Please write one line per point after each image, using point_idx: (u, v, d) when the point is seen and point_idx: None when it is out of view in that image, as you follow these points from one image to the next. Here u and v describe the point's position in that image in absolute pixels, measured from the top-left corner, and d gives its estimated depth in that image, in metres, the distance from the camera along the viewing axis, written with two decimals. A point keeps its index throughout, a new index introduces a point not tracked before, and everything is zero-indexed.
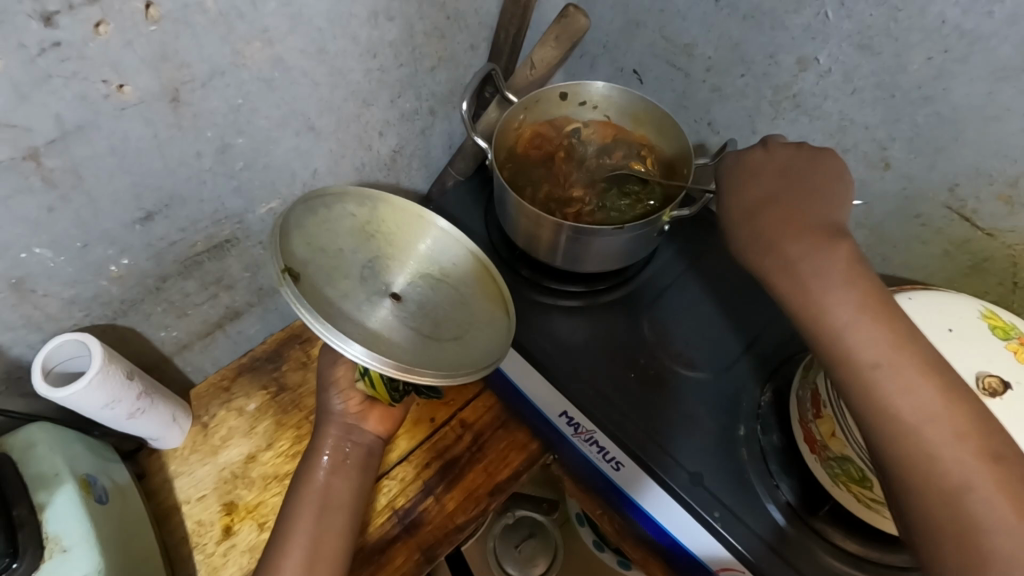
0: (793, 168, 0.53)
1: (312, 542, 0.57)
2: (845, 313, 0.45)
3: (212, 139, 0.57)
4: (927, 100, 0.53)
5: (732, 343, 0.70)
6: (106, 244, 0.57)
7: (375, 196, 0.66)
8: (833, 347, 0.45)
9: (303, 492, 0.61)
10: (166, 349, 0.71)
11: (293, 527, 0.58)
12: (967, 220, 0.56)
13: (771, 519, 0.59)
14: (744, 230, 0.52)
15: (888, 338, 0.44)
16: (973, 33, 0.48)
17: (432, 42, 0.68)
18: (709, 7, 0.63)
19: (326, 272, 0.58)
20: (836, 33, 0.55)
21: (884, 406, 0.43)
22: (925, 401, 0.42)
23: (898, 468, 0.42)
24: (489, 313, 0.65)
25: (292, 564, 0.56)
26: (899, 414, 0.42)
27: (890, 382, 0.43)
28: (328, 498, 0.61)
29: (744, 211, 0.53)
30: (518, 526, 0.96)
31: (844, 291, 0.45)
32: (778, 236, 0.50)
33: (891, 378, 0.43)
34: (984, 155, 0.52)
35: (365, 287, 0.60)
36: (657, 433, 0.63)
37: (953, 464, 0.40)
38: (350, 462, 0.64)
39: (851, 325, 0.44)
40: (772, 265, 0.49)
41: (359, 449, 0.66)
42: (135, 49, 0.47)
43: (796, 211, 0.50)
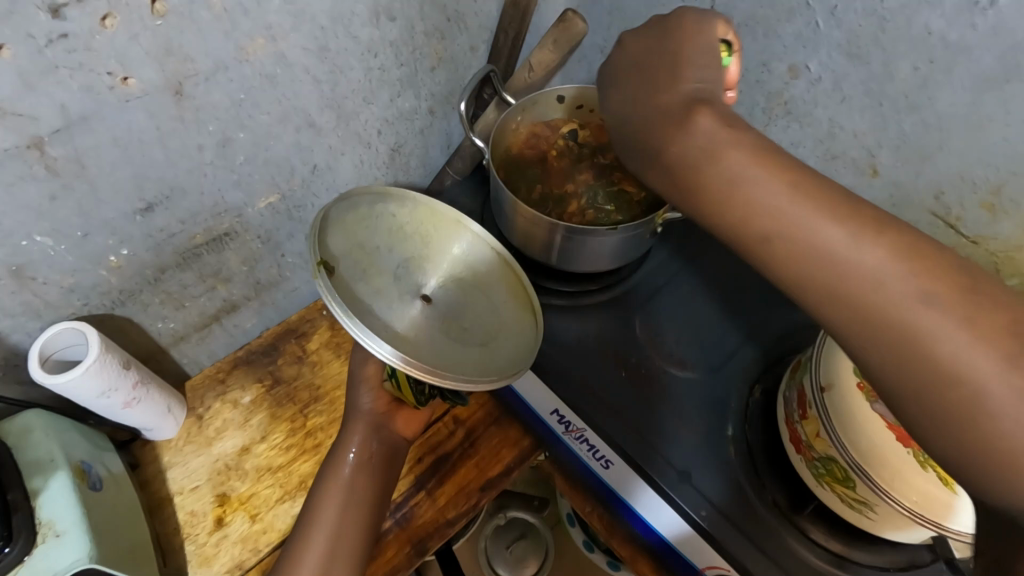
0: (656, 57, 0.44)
1: (330, 544, 0.58)
2: (766, 190, 0.36)
3: (213, 132, 0.58)
4: (914, 108, 0.54)
5: (723, 344, 0.71)
6: (106, 234, 0.57)
7: (417, 199, 0.68)
8: (760, 232, 0.36)
9: (328, 488, 0.61)
10: (163, 340, 0.72)
11: (313, 530, 0.59)
12: (952, 227, 0.58)
13: (758, 518, 0.60)
14: (649, 136, 0.41)
15: (807, 207, 0.35)
16: (958, 44, 0.49)
17: (433, 43, 0.70)
18: (704, 14, 0.65)
19: (361, 269, 0.61)
20: (826, 42, 0.56)
21: (838, 288, 0.34)
22: (872, 266, 0.33)
23: (885, 360, 0.33)
24: (517, 321, 0.66)
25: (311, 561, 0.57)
26: (853, 297, 0.33)
27: (830, 245, 0.34)
28: (349, 497, 0.61)
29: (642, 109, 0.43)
30: (510, 526, 0.96)
31: (757, 167, 0.37)
32: (676, 140, 0.40)
33: (821, 251, 0.34)
34: (968, 163, 0.54)
35: (397, 288, 0.62)
36: (647, 430, 0.64)
37: (918, 320, 0.31)
38: (377, 458, 0.64)
39: (771, 200, 0.36)
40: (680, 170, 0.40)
41: (385, 446, 0.66)
42: (140, 42, 0.48)
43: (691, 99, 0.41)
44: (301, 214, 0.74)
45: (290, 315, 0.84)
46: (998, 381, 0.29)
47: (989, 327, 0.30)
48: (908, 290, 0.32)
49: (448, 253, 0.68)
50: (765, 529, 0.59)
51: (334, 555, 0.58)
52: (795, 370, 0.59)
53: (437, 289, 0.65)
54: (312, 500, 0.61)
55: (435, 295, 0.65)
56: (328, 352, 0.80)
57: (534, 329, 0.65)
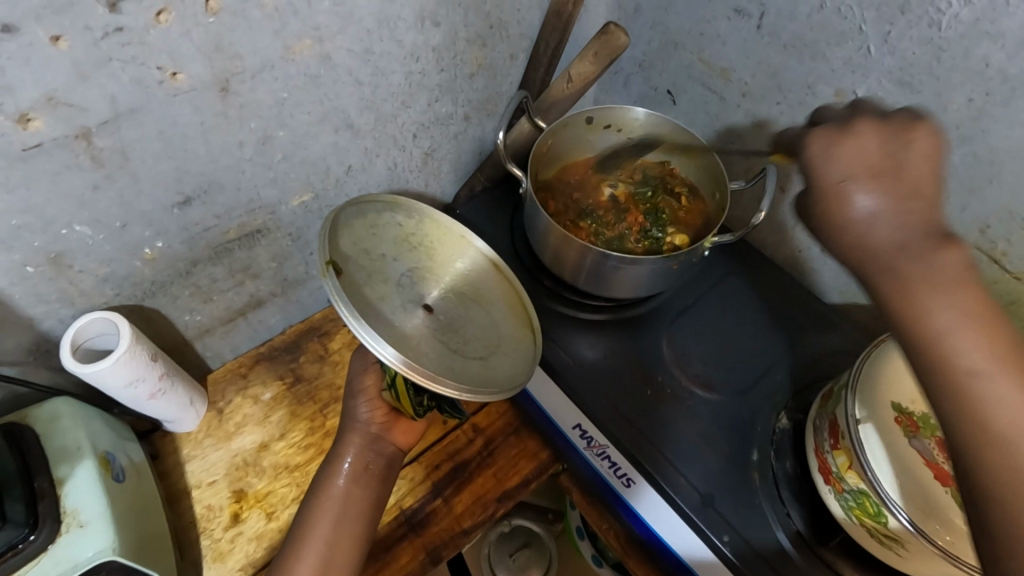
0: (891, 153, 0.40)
1: (324, 552, 0.57)
2: (963, 331, 0.34)
3: (255, 130, 0.58)
4: (964, 140, 0.53)
5: (749, 368, 0.70)
6: (143, 225, 0.57)
7: (424, 211, 0.69)
8: (943, 368, 0.35)
9: (322, 501, 0.60)
10: (189, 333, 0.72)
11: (306, 541, 0.58)
12: (995, 262, 0.57)
13: (781, 545, 0.59)
14: (848, 234, 0.39)
15: (989, 344, 0.34)
16: (1017, 78, 0.48)
17: (474, 49, 0.69)
18: (750, 33, 0.64)
19: (366, 274, 0.60)
20: (877, 68, 0.55)
21: (985, 414, 0.33)
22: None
23: (982, 486, 0.33)
24: (517, 337, 0.66)
25: (307, 565, 0.57)
26: (991, 425, 0.33)
27: (997, 392, 0.33)
28: (347, 504, 0.61)
29: (862, 214, 0.39)
30: (514, 535, 0.96)
31: (979, 318, 0.35)
32: (892, 238, 0.38)
33: (995, 386, 0.33)
34: (1018, 198, 0.52)
35: (401, 293, 0.61)
36: (668, 451, 0.64)
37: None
38: (372, 470, 0.64)
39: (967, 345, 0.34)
40: (891, 270, 0.37)
41: (382, 459, 0.65)
42: (192, 38, 0.48)
43: (905, 221, 0.38)
44: None
45: (313, 313, 0.84)
46: None
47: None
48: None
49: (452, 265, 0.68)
50: (794, 564, 0.58)
51: (328, 565, 0.57)
52: (827, 399, 0.58)
53: (440, 300, 0.64)
54: (307, 509, 0.61)
55: (438, 304, 0.63)
56: (349, 353, 0.80)
57: (532, 344, 0.65)
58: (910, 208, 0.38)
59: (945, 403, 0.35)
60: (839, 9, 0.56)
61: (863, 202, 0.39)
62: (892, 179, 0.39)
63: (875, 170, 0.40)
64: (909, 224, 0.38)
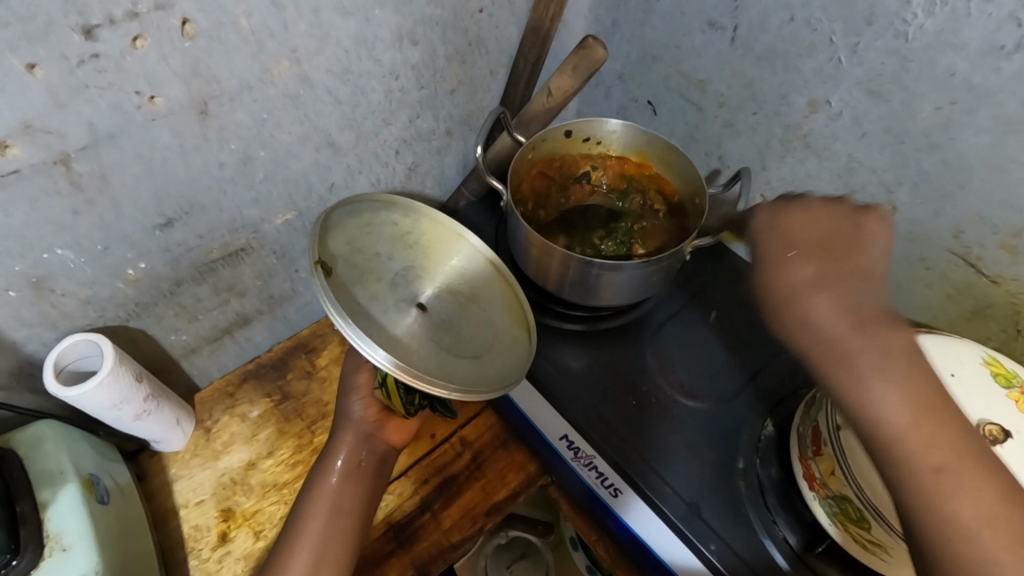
0: (840, 234, 0.47)
1: (315, 554, 0.57)
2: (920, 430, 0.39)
3: (235, 150, 0.59)
4: (934, 147, 0.54)
5: (734, 374, 0.70)
6: (125, 247, 0.58)
7: (421, 209, 0.69)
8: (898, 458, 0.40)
9: (314, 497, 0.60)
10: (174, 352, 0.72)
11: (298, 541, 0.57)
12: (971, 265, 0.57)
13: (767, 553, 0.59)
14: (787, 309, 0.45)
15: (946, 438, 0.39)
16: (981, 86, 0.49)
17: (453, 66, 0.70)
18: (725, 46, 0.65)
19: (358, 274, 0.61)
20: (847, 78, 0.56)
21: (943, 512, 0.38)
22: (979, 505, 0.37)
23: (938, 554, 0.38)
24: (513, 336, 0.66)
25: (298, 564, 0.56)
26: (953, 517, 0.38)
27: (957, 490, 0.38)
28: (338, 504, 0.60)
29: (798, 290, 0.45)
30: (511, 546, 0.95)
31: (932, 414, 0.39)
32: (821, 313, 0.43)
33: (950, 480, 0.38)
34: (988, 203, 0.53)
35: (394, 294, 0.62)
36: (656, 462, 0.64)
37: (992, 543, 0.37)
38: (365, 467, 0.64)
39: (890, 399, 0.40)
40: (829, 342, 0.42)
41: (374, 457, 0.65)
42: (169, 63, 0.49)
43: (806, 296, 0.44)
44: None
45: (300, 329, 0.85)
46: None
47: (989, 516, 0.37)
48: (983, 510, 0.37)
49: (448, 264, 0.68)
50: (782, 571, 0.58)
51: (317, 566, 0.56)
52: (809, 406, 0.58)
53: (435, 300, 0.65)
54: (297, 512, 0.60)
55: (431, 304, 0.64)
56: (337, 368, 0.80)
57: (528, 343, 0.65)
58: (844, 287, 0.44)
59: (904, 479, 0.39)
60: (807, 21, 0.56)
61: (803, 276, 0.45)
62: (831, 262, 0.45)
63: (818, 246, 0.46)
64: (847, 299, 0.43)
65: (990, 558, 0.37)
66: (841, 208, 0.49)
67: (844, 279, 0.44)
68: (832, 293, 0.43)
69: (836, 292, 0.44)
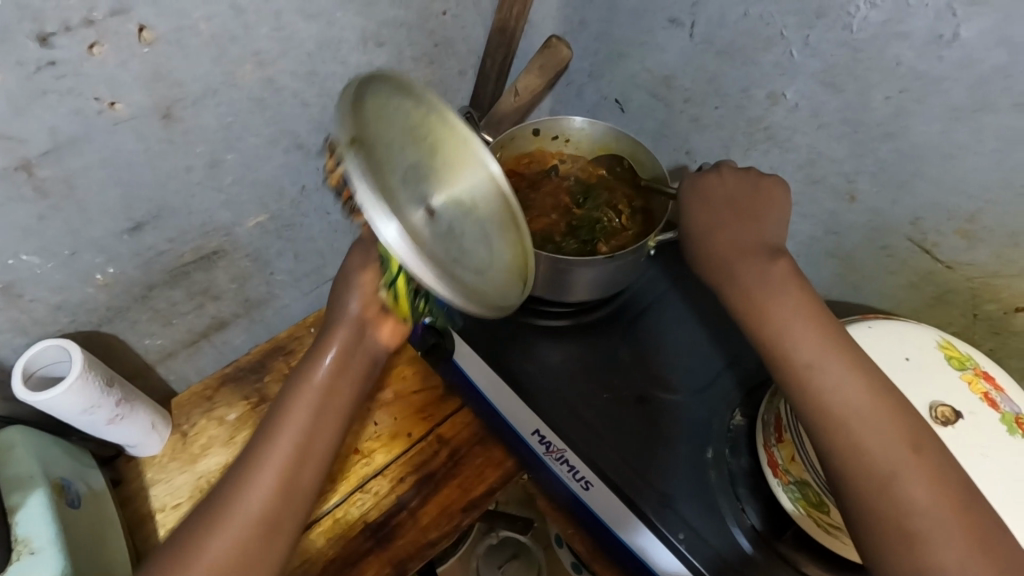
0: (740, 195, 0.58)
1: (282, 478, 0.50)
2: (799, 334, 0.49)
3: (202, 154, 0.59)
4: (888, 136, 0.55)
5: (706, 366, 0.71)
6: (94, 252, 0.58)
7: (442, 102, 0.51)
8: (788, 361, 0.49)
9: (302, 379, 0.53)
10: (150, 357, 0.73)
11: (285, 410, 0.52)
12: (929, 253, 0.58)
13: (736, 543, 0.60)
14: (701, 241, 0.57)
15: (820, 344, 0.49)
16: (927, 76, 0.50)
17: (422, 67, 0.71)
18: (686, 42, 0.66)
19: (373, 154, 0.44)
20: (802, 71, 0.57)
21: (824, 406, 0.47)
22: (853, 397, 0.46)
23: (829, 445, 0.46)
24: (502, 280, 0.53)
25: (283, 436, 0.50)
26: (829, 406, 0.47)
27: (831, 388, 0.47)
28: (331, 388, 0.53)
29: (709, 231, 0.57)
30: (503, 547, 0.93)
31: (806, 319, 0.50)
32: (726, 246, 0.55)
33: (826, 376, 0.47)
34: (942, 190, 0.54)
35: (406, 187, 0.46)
36: (628, 455, 0.64)
37: (877, 440, 0.45)
38: (343, 396, 0.54)
39: (788, 323, 0.50)
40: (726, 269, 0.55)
41: (365, 360, 0.56)
42: (130, 68, 0.50)
43: (724, 232, 0.56)
44: (290, 234, 0.75)
45: (279, 332, 0.85)
46: (913, 480, 0.43)
47: (871, 428, 0.45)
48: (856, 402, 0.46)
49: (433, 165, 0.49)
50: (749, 558, 0.59)
51: (289, 490, 0.50)
52: (773, 395, 0.59)
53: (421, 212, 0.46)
54: (290, 381, 0.54)
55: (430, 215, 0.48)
56: None
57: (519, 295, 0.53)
58: (745, 230, 0.55)
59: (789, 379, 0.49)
60: (761, 15, 0.57)
61: (708, 220, 0.57)
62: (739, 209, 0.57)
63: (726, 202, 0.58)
64: (745, 239, 0.55)
65: (876, 456, 0.44)
66: (743, 179, 0.58)
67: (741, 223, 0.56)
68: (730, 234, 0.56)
69: (734, 234, 0.56)
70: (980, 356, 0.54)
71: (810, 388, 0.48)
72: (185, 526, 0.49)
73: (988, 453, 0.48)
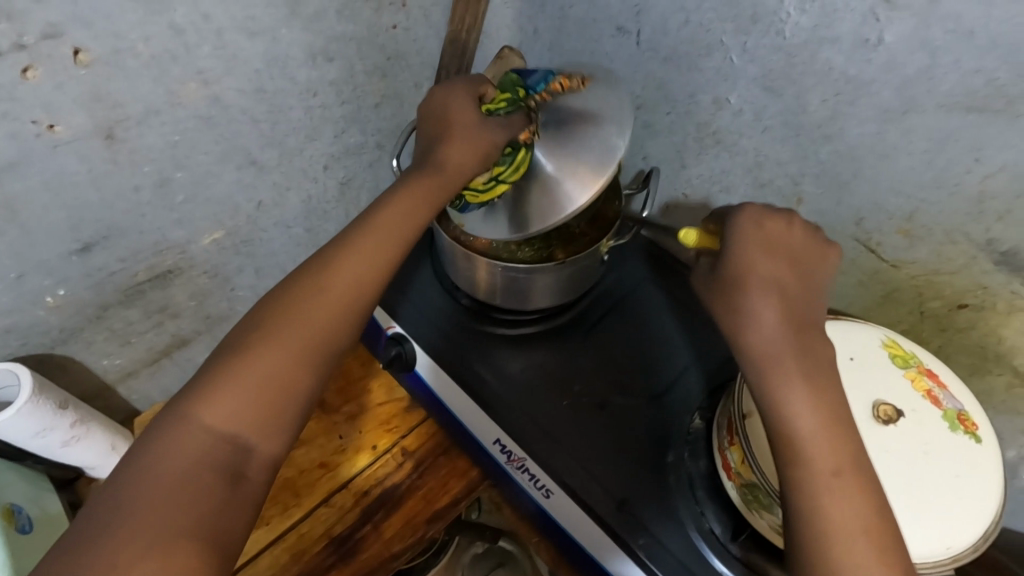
0: (795, 254, 0.44)
1: (250, 395, 0.41)
2: (811, 417, 0.40)
3: (150, 173, 0.59)
4: (827, 139, 0.55)
5: (666, 369, 0.71)
6: (42, 274, 0.58)
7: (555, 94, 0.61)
8: (790, 445, 0.40)
9: (303, 283, 0.46)
10: (110, 377, 0.72)
11: (279, 320, 0.44)
12: (874, 252, 0.59)
13: (694, 546, 0.60)
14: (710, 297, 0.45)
15: (835, 431, 0.39)
16: (858, 79, 0.50)
17: (375, 81, 0.71)
18: (634, 49, 0.66)
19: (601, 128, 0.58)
20: (742, 75, 0.58)
21: (813, 500, 0.38)
22: (850, 504, 0.38)
23: (803, 543, 0.38)
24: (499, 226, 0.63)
25: (267, 355, 0.43)
26: (822, 505, 0.38)
27: (830, 485, 0.38)
28: (334, 300, 0.46)
29: (754, 285, 0.43)
30: (487, 554, 0.83)
31: (824, 405, 0.40)
32: (767, 307, 0.42)
33: (828, 469, 0.39)
34: (880, 190, 0.55)
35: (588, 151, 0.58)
36: (587, 462, 0.65)
37: (860, 553, 0.37)
38: (345, 306, 0.46)
39: (801, 407, 0.40)
40: (756, 331, 0.42)
41: (372, 275, 0.48)
42: (67, 90, 0.50)
43: (772, 293, 0.42)
44: (249, 249, 0.74)
45: None
46: None
47: (848, 496, 0.38)
48: (856, 508, 0.38)
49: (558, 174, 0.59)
50: (706, 561, 0.59)
51: (251, 413, 0.41)
52: (726, 396, 0.60)
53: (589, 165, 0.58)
54: (288, 284, 0.47)
55: (589, 145, 0.59)
56: None
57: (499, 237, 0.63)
58: (791, 292, 0.43)
59: (786, 459, 0.40)
60: (701, 22, 0.58)
61: (757, 273, 0.43)
62: (789, 266, 0.44)
63: (780, 255, 0.44)
64: (789, 302, 0.43)
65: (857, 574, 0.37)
66: (810, 230, 0.45)
67: (791, 282, 0.43)
68: (773, 294, 0.43)
69: (779, 297, 0.42)
70: (925, 353, 0.55)
71: (805, 480, 0.39)
72: (240, 325, 0.45)
73: (930, 451, 0.49)
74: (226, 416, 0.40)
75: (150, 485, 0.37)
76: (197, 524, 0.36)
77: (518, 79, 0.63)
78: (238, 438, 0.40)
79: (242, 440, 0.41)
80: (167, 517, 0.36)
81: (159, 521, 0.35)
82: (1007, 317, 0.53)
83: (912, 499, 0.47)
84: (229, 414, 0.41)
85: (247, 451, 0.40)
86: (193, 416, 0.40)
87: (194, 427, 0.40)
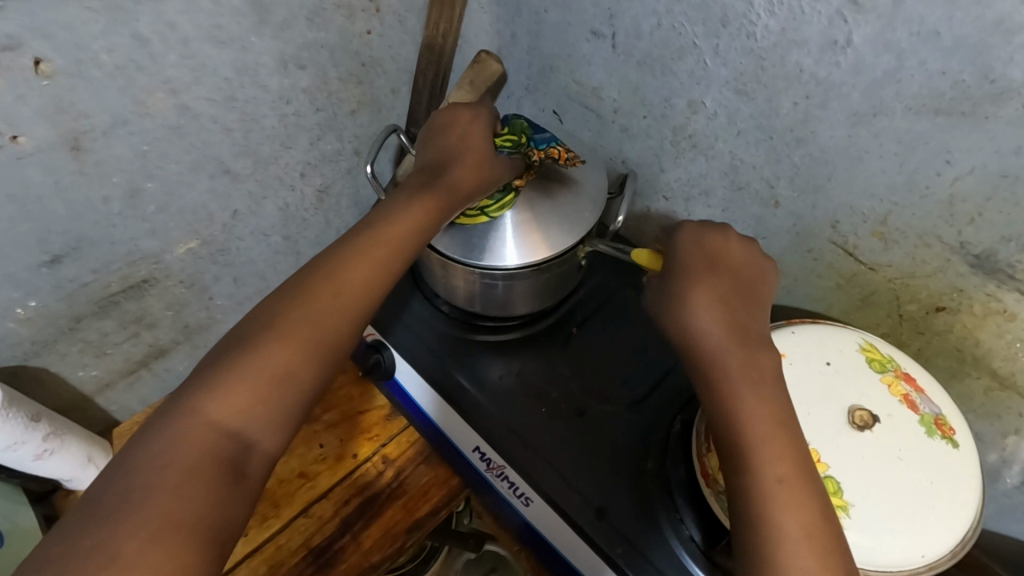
0: (741, 273, 0.50)
1: (249, 396, 0.41)
2: (759, 413, 0.43)
3: (119, 184, 0.59)
4: (800, 142, 0.55)
5: (647, 375, 0.71)
6: (10, 287, 0.58)
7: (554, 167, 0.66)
8: (737, 439, 0.43)
9: (306, 287, 0.46)
10: (87, 388, 0.72)
11: (279, 322, 0.44)
12: (851, 254, 0.58)
13: (673, 554, 0.59)
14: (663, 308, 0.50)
15: (781, 430, 0.42)
16: (827, 81, 0.50)
17: (350, 87, 0.71)
18: (609, 53, 0.66)
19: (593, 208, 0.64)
20: (715, 79, 0.57)
21: (762, 489, 0.40)
22: (795, 497, 0.40)
23: (750, 532, 0.40)
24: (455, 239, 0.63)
25: (268, 356, 0.42)
26: (767, 494, 0.40)
27: (776, 476, 0.41)
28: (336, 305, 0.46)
29: (706, 294, 0.48)
30: (480, 560, 0.82)
31: (771, 404, 0.43)
32: (718, 313, 0.47)
33: (775, 462, 0.41)
34: (853, 193, 0.54)
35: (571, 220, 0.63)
36: (565, 469, 0.64)
37: (800, 543, 0.38)
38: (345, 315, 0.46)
39: (753, 403, 0.43)
40: (710, 333, 0.46)
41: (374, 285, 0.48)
42: (29, 102, 0.49)
43: (723, 303, 0.47)
44: (226, 258, 0.74)
45: None
46: None
47: (797, 502, 0.40)
48: (799, 501, 0.40)
49: (527, 227, 0.62)
50: (685, 569, 0.59)
51: (252, 411, 0.41)
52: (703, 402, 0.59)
53: (552, 238, 0.62)
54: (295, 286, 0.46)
55: (564, 217, 0.63)
56: None
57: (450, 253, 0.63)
58: (739, 305, 0.48)
59: (734, 453, 0.43)
60: (672, 25, 0.58)
61: (711, 285, 0.48)
62: (735, 283, 0.49)
63: (727, 274, 0.49)
64: (738, 312, 0.47)
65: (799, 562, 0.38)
66: (751, 256, 0.51)
67: (737, 297, 0.48)
68: (723, 304, 0.47)
69: (728, 307, 0.47)
70: (903, 356, 0.54)
71: (751, 472, 0.41)
72: (245, 322, 0.45)
73: (904, 456, 0.48)
74: (230, 411, 0.40)
75: (154, 477, 0.36)
76: (197, 517, 0.36)
77: (528, 129, 0.67)
78: (241, 434, 0.40)
79: (246, 434, 0.40)
80: (162, 510, 0.35)
81: (160, 510, 0.35)
82: (982, 320, 0.52)
83: (886, 505, 0.47)
84: (233, 410, 0.40)
85: (246, 450, 0.40)
86: (199, 409, 0.40)
87: (199, 420, 0.39)
